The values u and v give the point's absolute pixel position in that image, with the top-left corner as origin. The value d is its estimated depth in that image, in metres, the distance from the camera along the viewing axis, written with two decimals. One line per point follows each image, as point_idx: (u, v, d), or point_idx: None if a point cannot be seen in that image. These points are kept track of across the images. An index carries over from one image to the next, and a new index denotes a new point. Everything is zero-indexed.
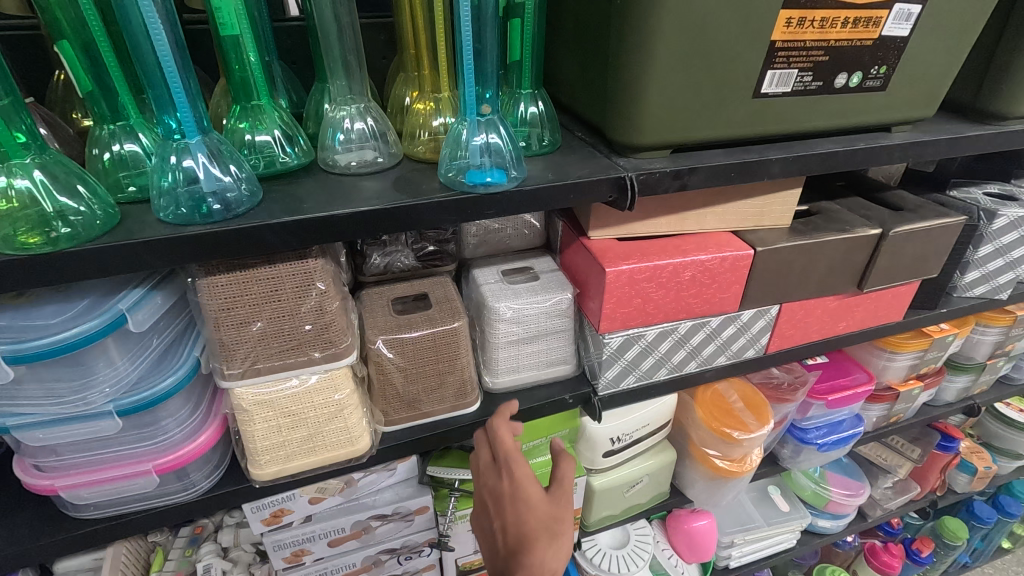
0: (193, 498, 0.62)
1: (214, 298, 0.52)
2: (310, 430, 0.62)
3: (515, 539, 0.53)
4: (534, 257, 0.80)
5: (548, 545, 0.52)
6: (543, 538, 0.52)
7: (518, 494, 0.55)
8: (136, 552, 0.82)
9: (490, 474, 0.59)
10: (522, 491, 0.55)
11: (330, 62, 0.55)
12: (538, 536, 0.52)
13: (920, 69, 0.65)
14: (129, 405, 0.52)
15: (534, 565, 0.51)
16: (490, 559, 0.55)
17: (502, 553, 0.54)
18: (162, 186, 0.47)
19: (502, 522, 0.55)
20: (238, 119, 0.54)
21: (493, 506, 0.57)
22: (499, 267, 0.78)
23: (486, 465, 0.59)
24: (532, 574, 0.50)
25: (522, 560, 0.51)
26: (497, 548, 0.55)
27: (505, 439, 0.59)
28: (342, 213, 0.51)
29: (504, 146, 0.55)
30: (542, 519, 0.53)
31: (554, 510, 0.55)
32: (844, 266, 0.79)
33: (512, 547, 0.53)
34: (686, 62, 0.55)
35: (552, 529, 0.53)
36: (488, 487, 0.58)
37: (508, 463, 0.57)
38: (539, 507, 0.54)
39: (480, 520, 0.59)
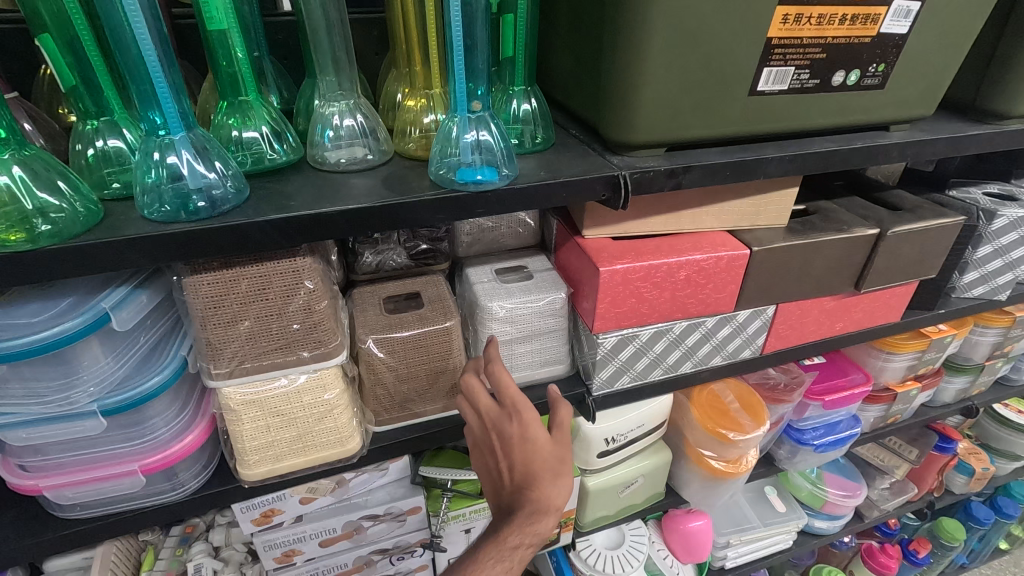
0: (181, 498, 0.61)
1: (201, 297, 0.51)
2: (300, 430, 0.62)
3: (523, 477, 0.56)
4: (528, 256, 0.80)
5: (555, 482, 0.56)
6: (549, 476, 0.56)
7: (527, 437, 0.57)
8: (127, 551, 0.81)
9: (496, 417, 0.60)
10: (530, 437, 0.57)
11: (319, 58, 0.54)
12: (545, 475, 0.56)
13: (919, 68, 0.64)
14: (114, 405, 0.51)
15: (541, 500, 0.55)
16: (494, 485, 0.60)
17: (508, 487, 0.57)
18: (146, 183, 0.46)
19: (509, 458, 0.58)
20: (225, 115, 0.53)
21: (499, 443, 0.59)
22: (493, 266, 0.78)
23: (488, 406, 0.60)
24: (539, 507, 0.55)
25: (530, 496, 0.55)
26: (501, 477, 0.59)
27: (507, 386, 0.59)
28: (330, 210, 0.50)
29: (495, 144, 0.54)
30: (549, 459, 0.56)
31: (558, 451, 0.58)
32: (841, 266, 0.78)
33: (519, 482, 0.56)
34: (680, 58, 0.54)
35: (558, 468, 0.56)
36: (494, 426, 0.60)
37: (516, 409, 0.58)
38: (547, 448, 0.56)
39: (482, 449, 0.62)
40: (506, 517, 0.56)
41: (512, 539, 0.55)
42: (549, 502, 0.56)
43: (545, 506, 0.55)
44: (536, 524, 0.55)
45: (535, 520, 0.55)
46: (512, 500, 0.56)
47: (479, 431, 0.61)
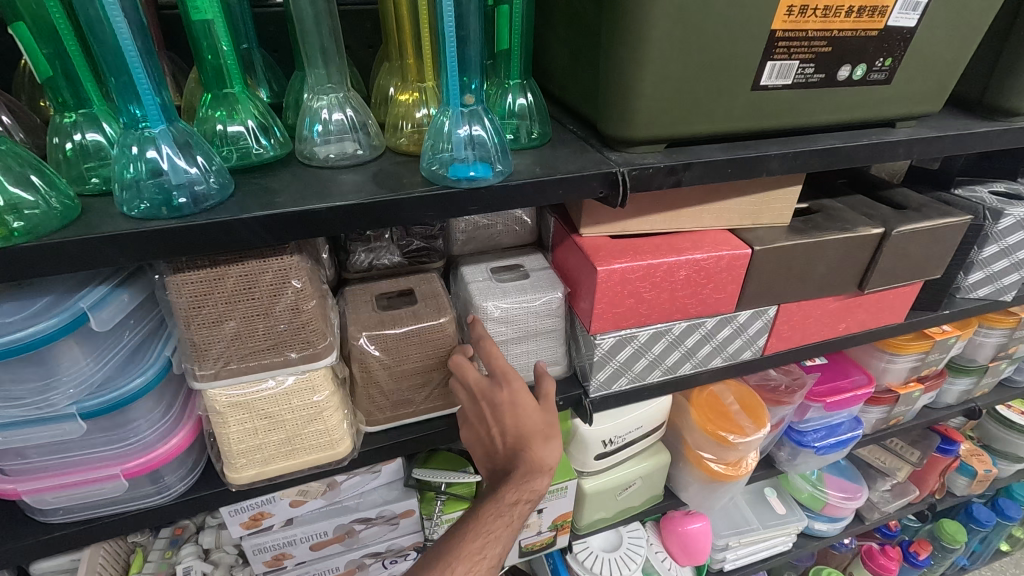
0: (167, 502, 0.60)
1: (184, 296, 0.50)
2: (288, 433, 0.60)
3: (516, 441, 0.61)
4: (525, 254, 0.78)
5: (545, 444, 0.62)
6: (539, 438, 0.62)
7: (518, 405, 0.62)
8: (115, 553, 0.80)
9: (486, 388, 0.62)
10: (520, 401, 0.62)
11: (307, 49, 0.52)
12: (537, 437, 0.62)
13: (927, 62, 0.62)
14: (94, 407, 0.50)
15: (535, 460, 0.61)
16: (484, 452, 0.64)
17: (502, 452, 0.62)
18: (125, 178, 0.45)
19: (501, 425, 0.62)
20: (210, 109, 0.52)
21: (490, 412, 0.63)
22: (488, 265, 0.76)
23: (478, 378, 0.63)
24: (533, 466, 0.61)
25: (525, 457, 0.61)
26: (493, 443, 0.63)
27: (497, 359, 0.64)
28: (317, 207, 0.48)
29: (488, 139, 0.52)
30: (538, 425, 0.62)
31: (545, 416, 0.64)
32: (844, 266, 0.76)
33: (512, 446, 0.62)
34: (681, 52, 0.52)
35: (546, 432, 0.62)
36: (484, 397, 0.62)
37: (507, 378, 0.63)
38: (536, 415, 0.62)
39: (470, 420, 0.65)
40: (503, 478, 0.61)
41: (510, 496, 0.60)
42: (542, 462, 0.61)
43: (539, 465, 0.61)
44: (532, 482, 0.61)
45: (531, 479, 0.61)
46: (508, 462, 0.62)
47: (469, 403, 0.64)
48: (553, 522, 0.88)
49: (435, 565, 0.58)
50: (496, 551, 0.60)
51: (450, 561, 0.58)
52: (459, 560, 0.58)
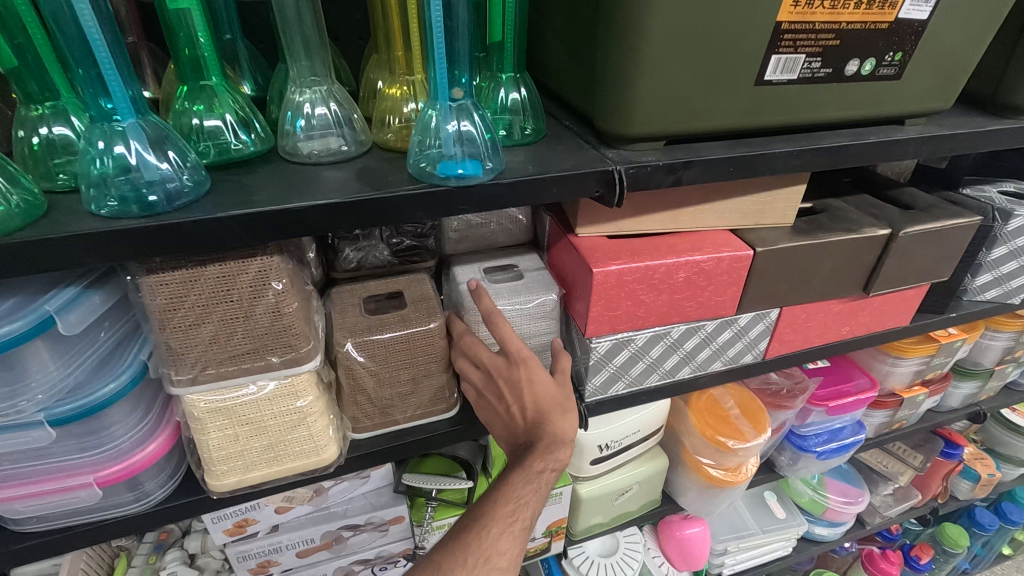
0: (146, 510, 0.58)
1: (158, 298, 0.47)
2: (271, 440, 0.58)
3: (537, 415, 0.62)
4: (520, 253, 0.75)
5: (563, 416, 0.63)
6: (559, 410, 0.62)
7: (535, 382, 0.62)
8: (98, 558, 0.78)
9: (501, 367, 0.62)
10: (537, 374, 0.62)
11: (288, 40, 0.50)
12: (556, 410, 0.62)
13: (939, 57, 0.60)
14: (64, 414, 0.48)
15: (557, 432, 0.62)
16: (502, 427, 0.64)
17: (522, 425, 0.63)
18: (92, 175, 0.42)
19: (519, 400, 0.62)
20: (186, 102, 0.49)
21: (508, 390, 0.63)
22: (482, 264, 0.73)
23: (492, 360, 0.62)
24: (556, 437, 0.61)
25: (547, 429, 0.62)
26: (512, 418, 0.63)
27: (512, 338, 0.61)
28: (297, 206, 0.46)
29: (478, 135, 0.50)
30: (556, 397, 0.63)
31: (562, 389, 0.64)
32: (849, 268, 0.74)
33: (533, 420, 0.62)
34: (682, 44, 0.50)
35: (563, 404, 0.63)
36: (500, 376, 0.62)
37: (523, 354, 0.61)
38: (553, 390, 0.62)
39: (484, 399, 0.65)
40: (527, 449, 0.61)
41: (538, 465, 0.61)
42: (563, 433, 0.62)
43: (561, 436, 0.62)
44: (556, 452, 0.62)
45: (556, 448, 0.62)
46: (529, 434, 0.62)
47: (483, 383, 0.64)
48: (548, 528, 0.86)
49: (472, 532, 0.57)
50: (527, 515, 0.60)
51: (487, 526, 0.58)
52: (495, 524, 0.58)
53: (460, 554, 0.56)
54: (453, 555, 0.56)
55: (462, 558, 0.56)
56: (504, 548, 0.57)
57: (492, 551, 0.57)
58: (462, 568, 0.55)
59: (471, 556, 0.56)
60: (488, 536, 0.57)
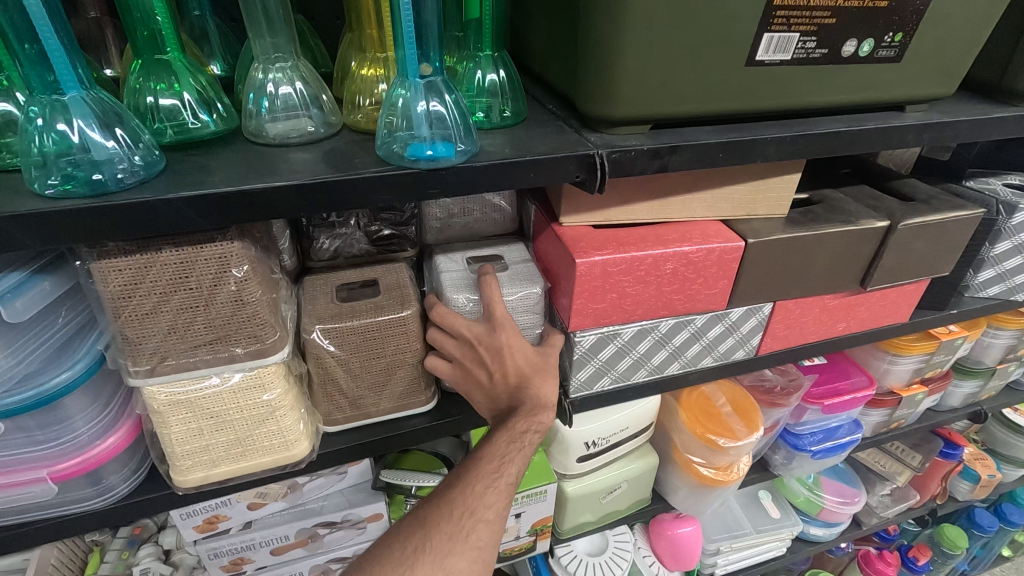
0: (107, 505, 0.55)
1: (110, 285, 0.45)
2: (237, 434, 0.56)
3: (518, 381, 0.61)
4: (505, 245, 0.72)
5: (543, 380, 0.62)
6: (539, 376, 0.62)
7: (516, 347, 0.60)
8: (70, 554, 0.76)
9: (482, 332, 0.60)
10: (518, 342, 0.61)
11: (250, 14, 0.47)
12: (537, 374, 0.62)
13: (941, 39, 0.56)
14: (12, 405, 0.45)
15: (539, 397, 0.62)
16: (483, 393, 0.64)
17: (502, 392, 0.62)
18: (33, 153, 0.40)
19: (499, 366, 0.61)
20: (140, 78, 0.46)
21: (488, 357, 0.61)
22: (465, 255, 0.70)
23: (472, 327, 0.60)
24: (537, 402, 0.62)
25: (528, 393, 0.61)
26: (491, 383, 0.62)
27: (498, 302, 0.60)
28: (256, 187, 0.43)
29: (450, 116, 0.47)
30: (536, 362, 0.62)
31: (541, 355, 0.63)
32: (846, 261, 0.71)
33: (514, 385, 0.62)
34: (668, 20, 0.47)
35: (543, 368, 0.62)
36: (480, 341, 0.60)
37: (503, 321, 0.60)
38: (533, 355, 0.62)
39: (464, 369, 0.63)
40: (509, 413, 0.62)
41: (520, 426, 0.61)
42: (544, 399, 0.62)
43: (542, 402, 0.62)
44: (540, 415, 0.62)
45: (539, 412, 0.62)
46: (512, 399, 0.62)
47: (463, 353, 0.61)
48: (533, 526, 0.84)
49: (457, 488, 0.57)
50: (512, 472, 0.59)
51: (472, 480, 0.57)
52: (480, 479, 0.57)
53: (447, 505, 0.56)
54: (438, 508, 0.55)
55: (449, 509, 0.55)
56: (490, 501, 0.57)
57: (478, 504, 0.56)
58: (447, 520, 0.54)
59: (457, 508, 0.55)
60: (473, 490, 0.56)
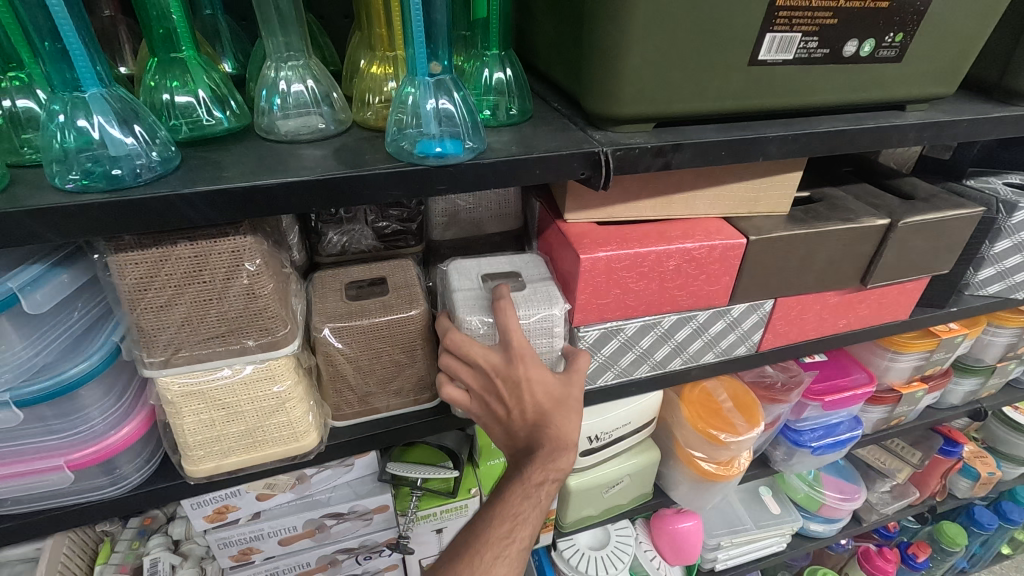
0: (121, 494, 0.57)
1: (126, 277, 0.46)
2: (248, 425, 0.57)
3: (538, 419, 0.59)
4: (522, 259, 0.69)
5: (563, 415, 0.60)
6: (558, 411, 0.59)
7: (535, 380, 0.58)
8: (81, 543, 0.77)
9: (499, 363, 0.57)
10: (537, 374, 0.58)
11: (262, 13, 0.48)
12: (556, 411, 0.59)
13: (941, 39, 0.57)
14: (31, 395, 0.46)
15: (558, 436, 0.59)
16: (500, 428, 0.61)
17: (521, 428, 0.60)
18: (54, 148, 0.41)
19: (518, 400, 0.59)
20: (156, 76, 0.48)
21: (506, 390, 0.59)
22: (481, 270, 0.67)
23: (489, 357, 0.58)
24: (556, 441, 0.59)
25: (547, 433, 0.59)
26: (510, 419, 0.60)
27: (518, 334, 0.57)
28: (269, 182, 0.44)
29: (459, 114, 0.48)
30: (557, 396, 0.59)
31: (562, 388, 0.60)
32: (846, 258, 0.72)
33: (533, 423, 0.59)
34: (672, 21, 0.48)
35: (563, 402, 0.59)
36: (498, 373, 0.58)
37: (522, 352, 0.57)
38: (553, 387, 0.59)
39: (482, 400, 0.60)
40: (527, 456, 0.59)
41: (537, 476, 0.59)
42: (564, 438, 0.60)
43: (562, 442, 0.59)
44: (558, 460, 0.59)
45: (557, 456, 0.59)
46: (529, 439, 0.60)
47: (480, 385, 0.59)
48: None
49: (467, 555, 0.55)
50: (525, 534, 0.58)
51: (481, 548, 0.55)
52: (492, 545, 0.56)
53: (459, 575, 0.54)
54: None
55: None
56: (501, 567, 0.55)
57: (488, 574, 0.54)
58: None
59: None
60: (483, 558, 0.55)
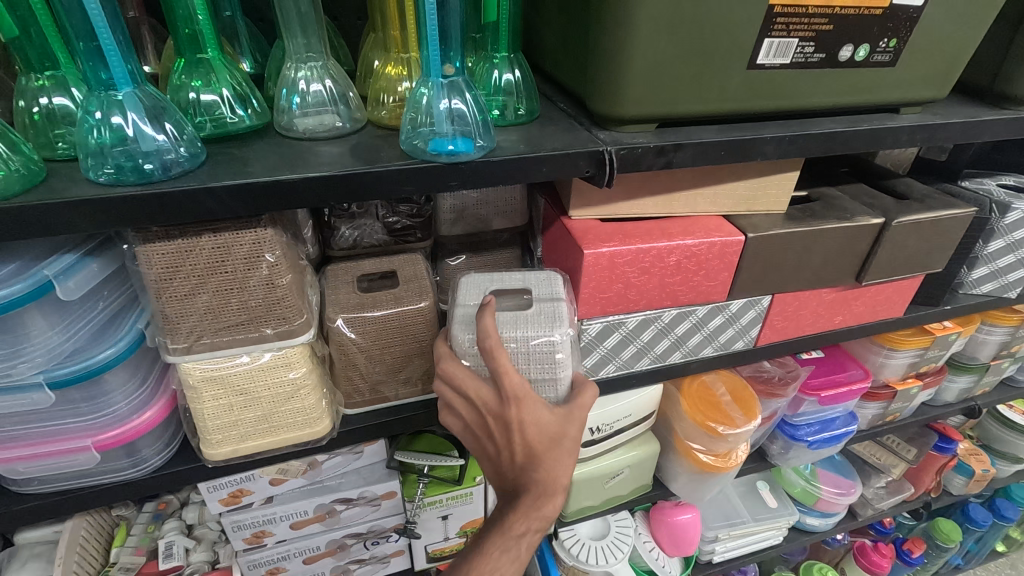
0: (142, 475, 0.59)
1: (153, 267, 0.48)
2: (265, 411, 0.59)
3: (527, 462, 0.56)
4: (535, 274, 0.64)
5: (556, 457, 0.56)
6: (553, 451, 0.56)
7: (528, 421, 0.55)
8: (98, 526, 0.80)
9: (489, 402, 0.55)
10: (530, 415, 0.55)
11: (284, 17, 0.50)
12: (550, 450, 0.56)
13: (934, 45, 0.59)
14: (62, 377, 0.49)
15: (548, 480, 0.57)
16: (490, 465, 0.60)
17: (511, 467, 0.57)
18: (90, 143, 0.43)
19: (509, 439, 0.56)
20: (183, 75, 0.50)
21: (498, 428, 0.56)
22: (489, 284, 0.62)
23: (479, 393, 0.56)
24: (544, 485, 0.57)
25: (535, 477, 0.57)
26: (501, 457, 0.58)
27: (511, 374, 0.53)
28: (291, 178, 0.47)
29: (470, 113, 0.50)
30: (552, 435, 0.56)
31: (558, 427, 0.56)
32: (842, 256, 0.74)
33: (523, 465, 0.56)
34: (675, 26, 0.50)
35: (559, 440, 0.56)
36: (488, 411, 0.55)
37: (514, 395, 0.54)
38: (547, 426, 0.55)
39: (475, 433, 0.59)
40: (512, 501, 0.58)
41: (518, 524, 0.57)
42: (553, 484, 0.57)
43: (550, 488, 0.57)
44: (544, 507, 0.58)
45: (542, 503, 0.58)
46: (516, 482, 0.58)
47: (471, 420, 0.58)
48: None
49: None
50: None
51: None
52: None
53: None
54: None
55: None
56: None
57: None
58: None
59: None
60: None
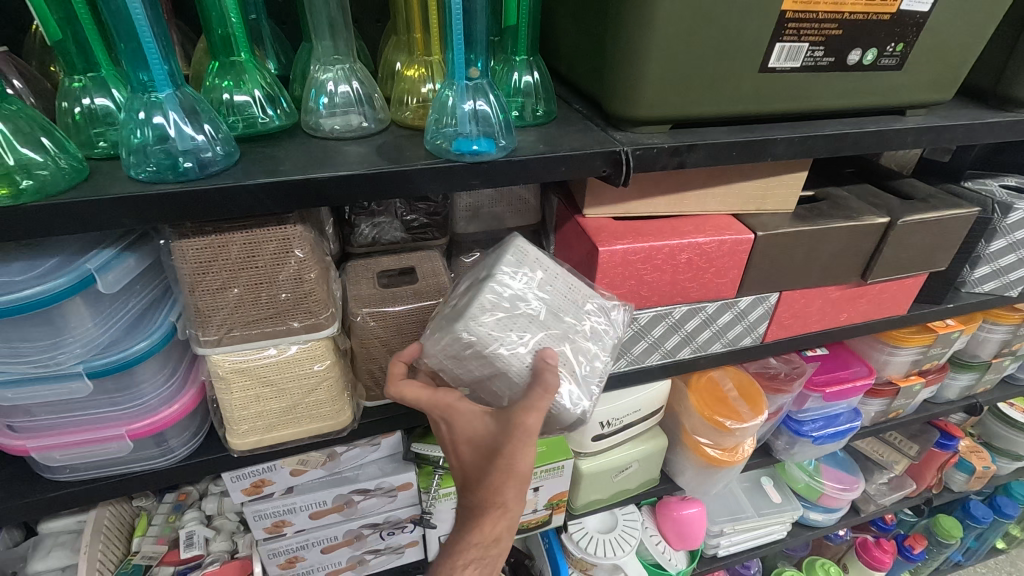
0: (170, 464, 0.61)
1: (187, 262, 0.50)
2: (290, 401, 0.61)
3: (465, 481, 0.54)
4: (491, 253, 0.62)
5: (495, 470, 0.51)
6: (486, 464, 0.52)
7: (460, 438, 0.54)
8: (119, 516, 0.81)
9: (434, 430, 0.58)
10: (455, 433, 0.54)
11: (313, 20, 0.52)
12: (487, 461, 0.52)
13: (939, 49, 0.61)
14: (100, 367, 0.51)
15: (483, 497, 0.52)
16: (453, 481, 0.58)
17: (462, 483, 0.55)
18: (132, 143, 0.45)
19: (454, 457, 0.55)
20: (217, 78, 0.52)
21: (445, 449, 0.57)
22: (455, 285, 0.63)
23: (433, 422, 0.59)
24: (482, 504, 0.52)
25: (473, 496, 0.53)
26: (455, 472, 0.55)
27: (427, 395, 0.54)
28: (321, 176, 0.48)
29: (493, 115, 0.52)
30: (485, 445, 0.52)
31: (489, 439, 0.52)
32: (848, 255, 0.76)
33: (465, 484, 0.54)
34: (691, 31, 0.52)
35: (493, 453, 0.51)
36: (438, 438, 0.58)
37: (439, 421, 0.55)
38: (477, 437, 0.53)
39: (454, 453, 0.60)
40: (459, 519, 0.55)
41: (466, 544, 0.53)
42: (494, 500, 0.52)
43: (490, 504, 0.52)
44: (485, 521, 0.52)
45: (483, 520, 0.52)
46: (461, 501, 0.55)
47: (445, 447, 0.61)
48: (549, 501, 0.90)
49: None
50: None
51: None
52: None
53: None
54: None
55: None
56: None
57: None
58: None
59: None
60: None
